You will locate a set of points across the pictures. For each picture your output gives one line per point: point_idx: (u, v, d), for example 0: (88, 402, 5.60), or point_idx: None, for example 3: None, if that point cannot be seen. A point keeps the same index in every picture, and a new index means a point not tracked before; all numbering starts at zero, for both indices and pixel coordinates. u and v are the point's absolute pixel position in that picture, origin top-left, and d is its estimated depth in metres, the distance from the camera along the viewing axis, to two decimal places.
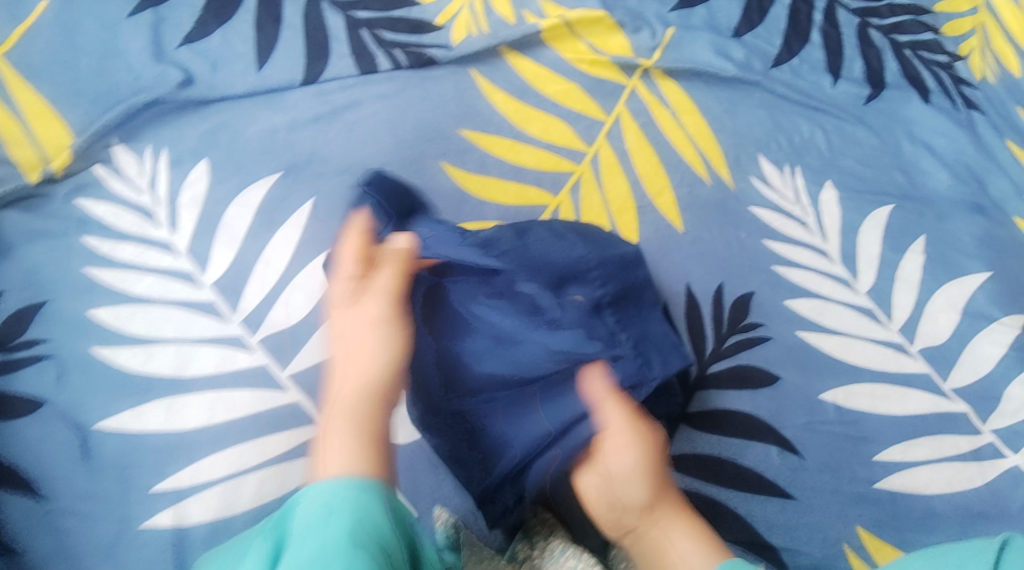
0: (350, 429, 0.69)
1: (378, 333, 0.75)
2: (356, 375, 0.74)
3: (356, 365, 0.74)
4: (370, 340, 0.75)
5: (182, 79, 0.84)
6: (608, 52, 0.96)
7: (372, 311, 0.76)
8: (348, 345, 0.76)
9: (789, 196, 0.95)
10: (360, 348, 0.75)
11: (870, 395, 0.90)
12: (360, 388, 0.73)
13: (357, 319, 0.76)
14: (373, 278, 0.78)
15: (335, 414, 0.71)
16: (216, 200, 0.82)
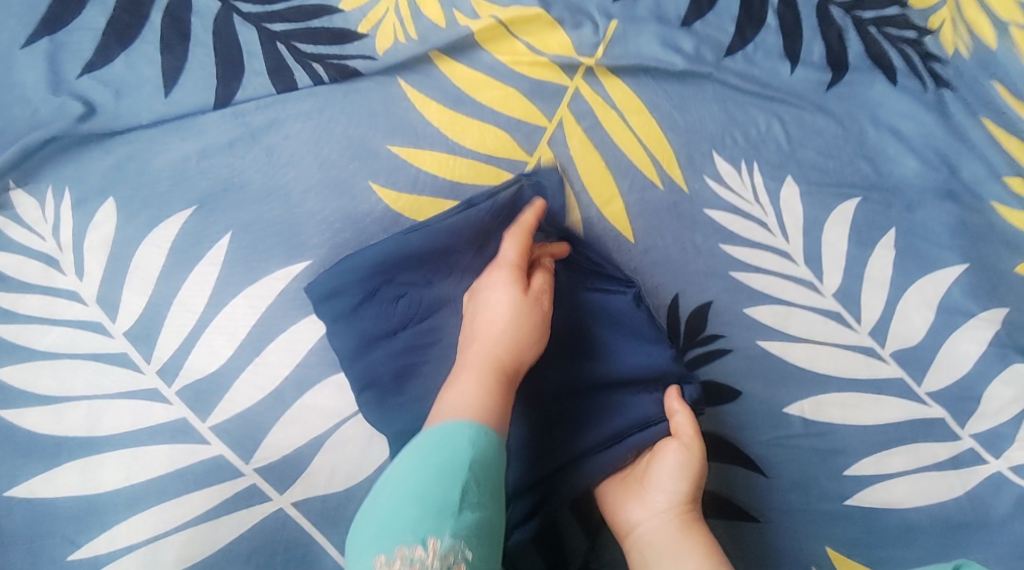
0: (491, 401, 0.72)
1: (521, 319, 0.75)
2: (482, 360, 0.74)
3: (494, 354, 0.74)
4: (507, 321, 0.75)
5: (83, 112, 0.78)
6: (547, 51, 0.88)
7: (498, 288, 0.76)
8: (472, 320, 0.76)
9: (747, 195, 0.89)
10: (491, 329, 0.75)
11: (840, 405, 0.84)
12: (479, 369, 0.73)
13: (502, 296, 0.75)
14: (504, 247, 0.77)
15: (478, 379, 0.73)
16: (125, 240, 0.77)
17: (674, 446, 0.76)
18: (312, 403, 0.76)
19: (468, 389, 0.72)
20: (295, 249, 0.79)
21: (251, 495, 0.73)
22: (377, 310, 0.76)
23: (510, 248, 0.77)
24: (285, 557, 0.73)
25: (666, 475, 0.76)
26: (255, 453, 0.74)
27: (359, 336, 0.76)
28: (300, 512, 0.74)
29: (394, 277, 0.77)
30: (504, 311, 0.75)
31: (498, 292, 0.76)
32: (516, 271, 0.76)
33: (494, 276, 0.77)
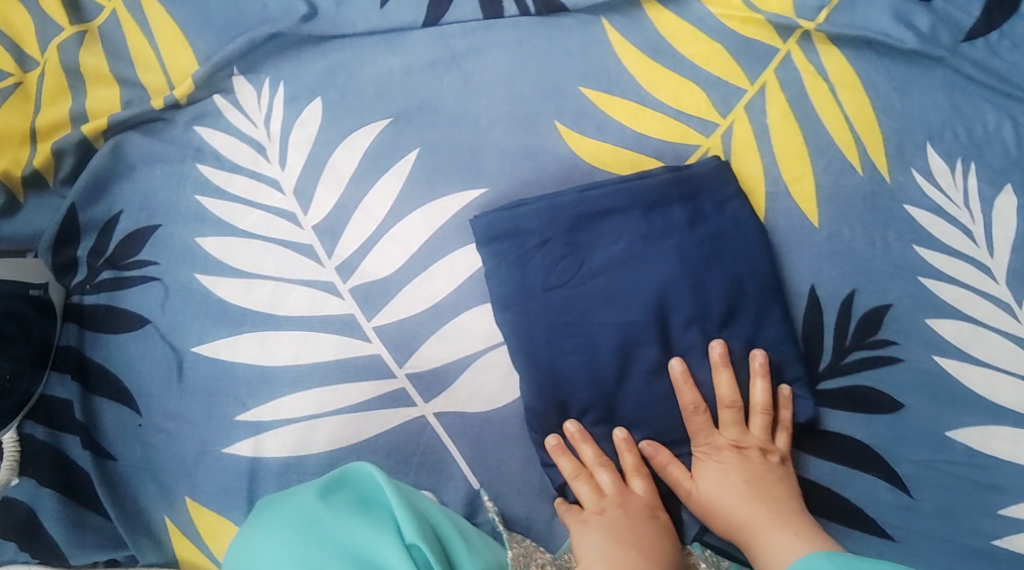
0: None
1: (648, 537, 0.72)
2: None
3: (649, 565, 0.70)
4: (659, 547, 0.72)
5: (306, 13, 0.82)
6: (764, 8, 0.85)
7: (643, 533, 0.72)
8: (593, 545, 0.72)
9: (957, 198, 0.82)
10: (616, 565, 0.70)
11: (1011, 440, 0.78)
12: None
13: (648, 537, 0.72)
14: (603, 470, 0.75)
15: None
16: (324, 140, 0.81)
17: (783, 489, 0.74)
18: (465, 324, 0.78)
19: None
20: (473, 176, 0.81)
21: (399, 398, 0.77)
22: (545, 261, 0.76)
23: (605, 478, 0.75)
24: (421, 460, 0.77)
25: (727, 476, 0.74)
26: (409, 359, 0.78)
27: (516, 294, 0.76)
28: (441, 423, 0.77)
29: (545, 225, 0.76)
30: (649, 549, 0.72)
31: (613, 533, 0.72)
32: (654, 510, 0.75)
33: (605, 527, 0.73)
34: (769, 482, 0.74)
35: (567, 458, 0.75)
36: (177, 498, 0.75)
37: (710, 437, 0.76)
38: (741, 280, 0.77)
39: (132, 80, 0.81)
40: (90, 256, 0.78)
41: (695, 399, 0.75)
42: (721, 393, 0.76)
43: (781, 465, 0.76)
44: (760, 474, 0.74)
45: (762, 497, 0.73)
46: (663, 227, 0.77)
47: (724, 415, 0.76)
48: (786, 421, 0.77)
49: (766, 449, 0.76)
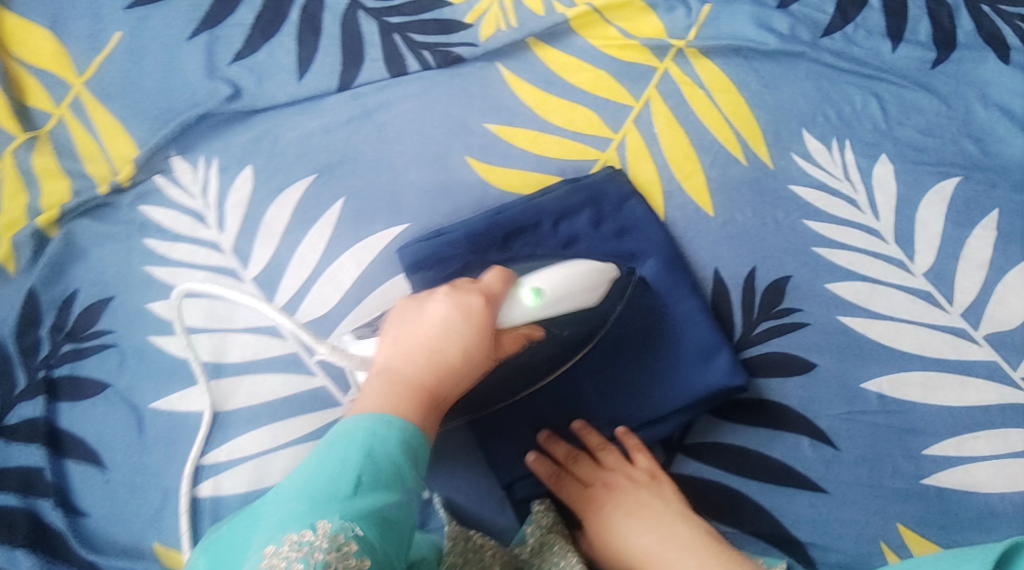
0: (401, 392, 0.74)
1: (465, 345, 0.76)
2: (430, 340, 0.75)
3: (424, 368, 0.75)
4: (475, 342, 0.76)
5: (230, 93, 0.92)
6: (637, 35, 0.94)
7: (462, 333, 0.76)
8: (410, 325, 0.77)
9: (837, 172, 0.90)
10: (413, 349, 0.76)
11: (922, 383, 0.84)
12: (425, 356, 0.75)
13: (452, 301, 0.77)
14: (461, 290, 0.78)
15: (392, 378, 0.74)
16: (257, 200, 0.89)
17: (662, 507, 0.80)
18: None
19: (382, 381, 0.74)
20: (395, 215, 0.89)
21: None
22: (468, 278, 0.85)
23: (490, 279, 0.78)
24: None
25: (616, 517, 0.81)
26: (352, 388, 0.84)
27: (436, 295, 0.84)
28: None
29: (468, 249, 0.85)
30: (463, 328, 0.76)
31: (432, 309, 0.77)
32: (489, 298, 0.77)
33: (439, 306, 0.77)
34: (648, 505, 0.80)
35: (493, 276, 0.79)
36: (146, 544, 0.80)
37: (583, 490, 0.82)
38: (647, 268, 0.86)
39: (79, 172, 0.90)
40: (52, 333, 0.85)
41: (568, 450, 0.83)
42: (592, 443, 0.83)
43: (652, 482, 0.81)
44: (642, 503, 0.80)
45: (664, 522, 0.79)
46: (568, 231, 0.87)
47: (578, 470, 0.83)
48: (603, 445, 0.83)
49: (627, 474, 0.82)
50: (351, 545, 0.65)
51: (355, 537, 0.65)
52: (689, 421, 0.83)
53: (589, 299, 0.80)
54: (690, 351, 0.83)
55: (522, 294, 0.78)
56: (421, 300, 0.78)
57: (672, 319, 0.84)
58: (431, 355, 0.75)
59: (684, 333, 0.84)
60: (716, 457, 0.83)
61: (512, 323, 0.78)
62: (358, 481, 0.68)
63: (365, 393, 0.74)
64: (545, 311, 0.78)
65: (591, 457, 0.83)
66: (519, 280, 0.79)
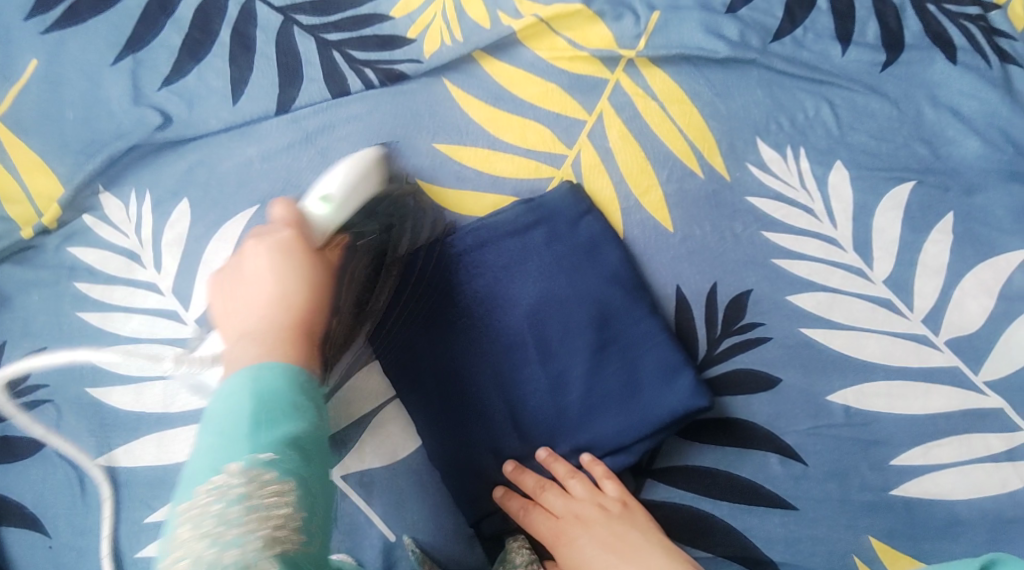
0: (262, 331, 0.66)
1: (308, 268, 0.70)
2: (273, 288, 0.68)
3: (275, 309, 0.68)
4: (315, 265, 0.71)
5: (159, 122, 0.86)
6: (588, 45, 0.91)
7: (296, 263, 0.70)
8: (240, 287, 0.70)
9: (793, 181, 0.89)
10: (261, 299, 0.68)
11: (885, 394, 0.83)
12: (272, 305, 0.68)
13: (263, 244, 0.71)
14: (266, 231, 0.72)
15: (243, 331, 0.67)
16: (194, 237, 0.85)
17: (636, 538, 0.77)
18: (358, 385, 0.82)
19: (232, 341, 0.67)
20: None
21: None
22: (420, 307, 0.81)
23: (280, 211, 0.74)
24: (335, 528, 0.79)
25: (589, 549, 0.78)
26: None
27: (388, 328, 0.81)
28: (351, 484, 0.80)
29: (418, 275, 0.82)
30: (289, 258, 0.70)
31: (249, 259, 0.71)
32: (297, 228, 0.73)
33: (254, 252, 0.71)
34: (622, 537, 0.78)
35: (281, 209, 0.74)
36: None
37: (554, 523, 0.79)
38: (606, 290, 0.83)
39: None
40: None
41: (537, 480, 0.79)
42: (560, 473, 0.79)
43: (623, 511, 0.79)
44: (615, 535, 0.78)
45: (639, 554, 0.77)
46: (523, 251, 0.83)
47: (547, 501, 0.79)
48: (571, 475, 0.79)
49: (597, 503, 0.79)
50: (269, 473, 0.60)
51: (271, 467, 0.60)
52: (657, 447, 0.82)
53: (367, 186, 0.79)
54: (649, 372, 0.81)
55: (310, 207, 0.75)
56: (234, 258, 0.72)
57: (629, 340, 0.82)
58: (281, 299, 0.68)
59: (642, 354, 0.82)
60: (685, 480, 0.82)
61: (326, 234, 0.75)
62: (256, 420, 0.61)
63: (232, 360, 0.65)
64: (341, 214, 0.76)
65: (559, 486, 0.80)
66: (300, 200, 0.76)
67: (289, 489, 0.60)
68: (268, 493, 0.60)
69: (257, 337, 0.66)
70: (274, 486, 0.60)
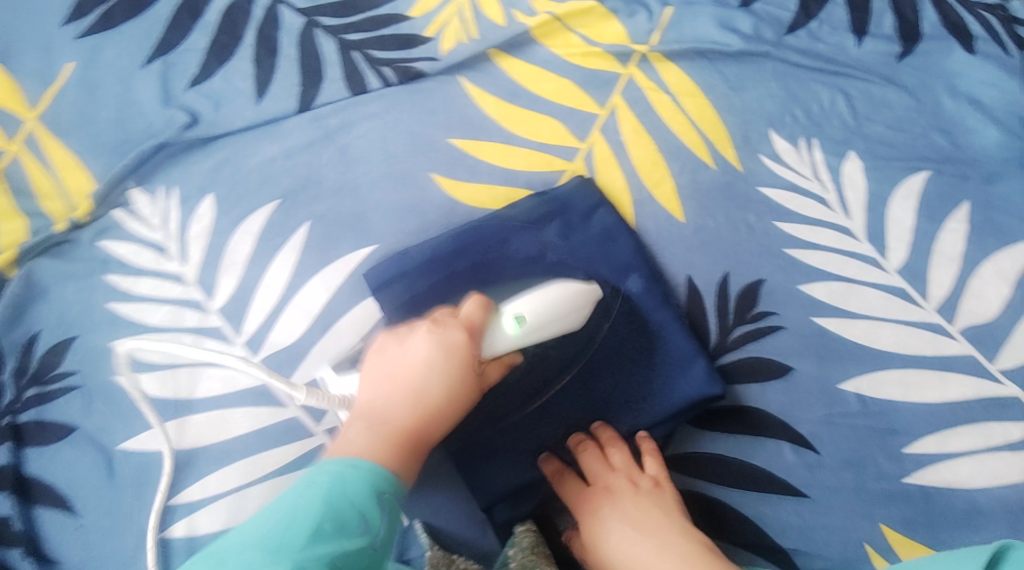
0: (392, 429, 0.74)
1: (455, 377, 0.76)
2: (414, 383, 0.75)
3: (400, 399, 0.75)
4: (459, 375, 0.76)
5: (187, 121, 0.90)
6: (600, 41, 0.93)
7: (442, 364, 0.76)
8: (390, 365, 0.76)
9: (807, 172, 0.89)
10: (397, 386, 0.75)
11: (900, 383, 0.83)
12: (408, 399, 0.75)
13: (428, 337, 0.77)
14: (444, 325, 0.77)
15: (368, 421, 0.74)
16: (219, 231, 0.88)
17: (662, 515, 0.79)
18: None
19: (367, 415, 0.74)
20: (362, 236, 0.88)
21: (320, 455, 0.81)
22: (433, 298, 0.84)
23: (471, 309, 0.77)
24: None
25: (612, 520, 0.80)
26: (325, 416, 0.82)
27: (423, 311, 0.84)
28: None
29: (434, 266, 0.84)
30: (438, 357, 0.76)
31: (413, 345, 0.77)
32: (474, 333, 0.77)
33: (416, 339, 0.77)
34: (650, 513, 0.79)
35: (469, 305, 0.78)
36: None
37: (586, 489, 0.81)
38: (620, 282, 0.84)
39: (36, 211, 0.88)
40: (16, 377, 0.83)
41: (582, 439, 0.82)
42: (603, 438, 0.82)
43: (655, 488, 0.80)
44: (642, 511, 0.79)
45: (665, 530, 0.78)
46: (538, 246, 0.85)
47: (585, 463, 0.82)
48: (614, 441, 0.82)
49: (631, 478, 0.81)
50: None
51: None
52: (669, 433, 0.82)
53: (576, 318, 0.79)
54: (663, 359, 0.82)
55: (504, 322, 0.77)
56: (405, 335, 0.78)
57: (642, 329, 0.83)
58: (411, 391, 0.75)
59: (657, 344, 0.83)
60: (696, 469, 0.82)
61: (496, 350, 0.78)
62: (318, 530, 0.67)
63: (341, 438, 0.73)
64: (527, 337, 0.78)
65: (599, 452, 0.82)
66: (500, 307, 0.78)
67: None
68: None
69: (379, 432, 0.73)
70: None
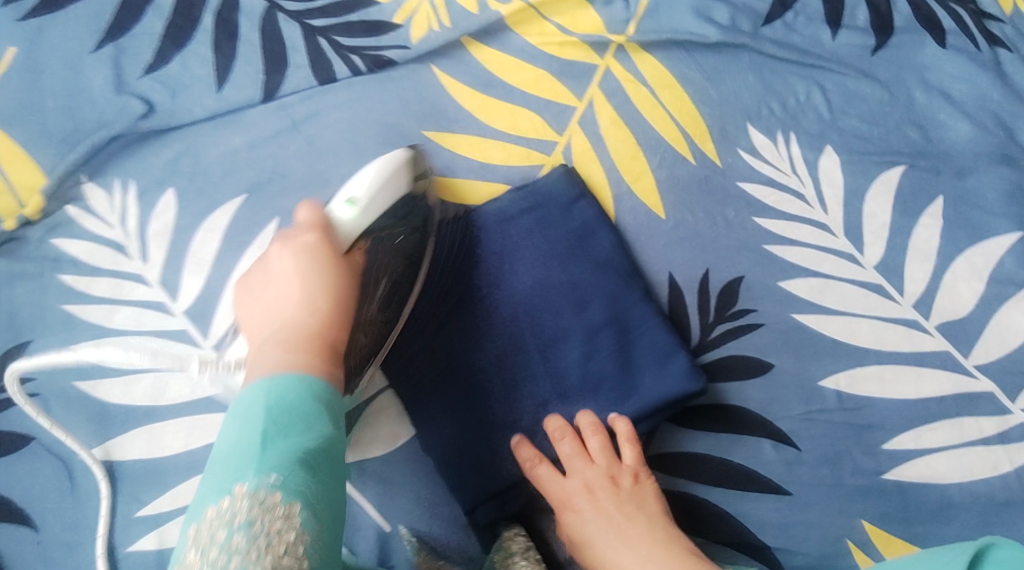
0: (292, 338, 0.71)
1: (335, 278, 0.75)
2: (295, 294, 0.74)
3: (296, 314, 0.73)
4: (336, 275, 0.75)
5: (143, 110, 0.85)
6: (576, 30, 0.91)
7: (316, 269, 0.75)
8: (265, 294, 0.75)
9: (785, 167, 0.88)
10: (287, 301, 0.73)
11: (877, 378, 0.83)
12: (293, 306, 0.73)
13: (288, 248, 0.75)
14: (298, 234, 0.76)
15: (265, 341, 0.71)
16: (181, 227, 0.84)
17: (644, 511, 0.77)
18: None
19: (265, 337, 0.72)
20: None
21: None
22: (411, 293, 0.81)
23: (309, 214, 0.77)
24: None
25: (593, 520, 0.77)
26: None
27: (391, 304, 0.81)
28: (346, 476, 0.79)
29: None
30: (305, 259, 0.75)
31: (277, 261, 0.75)
32: (322, 231, 0.76)
33: (275, 258, 0.76)
34: (632, 511, 0.77)
35: (309, 211, 0.78)
36: None
37: (567, 484, 0.78)
38: (602, 276, 0.83)
39: None
40: None
41: (561, 427, 0.79)
42: (585, 426, 0.79)
43: (635, 485, 0.78)
44: (625, 508, 0.77)
45: (648, 529, 0.76)
46: (518, 236, 0.83)
47: (564, 454, 0.78)
48: (592, 432, 0.79)
49: (611, 473, 0.78)
50: (275, 496, 0.61)
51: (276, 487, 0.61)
52: (651, 431, 0.81)
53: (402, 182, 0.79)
54: (644, 352, 0.81)
55: (338, 210, 0.78)
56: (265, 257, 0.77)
57: (620, 320, 0.82)
58: (301, 303, 0.73)
59: (637, 336, 0.81)
60: (678, 467, 0.82)
61: (349, 236, 0.77)
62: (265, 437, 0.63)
63: (258, 361, 0.70)
64: (368, 217, 0.78)
65: (579, 443, 0.79)
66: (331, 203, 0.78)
67: (297, 509, 0.61)
68: (276, 519, 0.60)
69: (279, 341, 0.71)
70: (279, 509, 0.61)
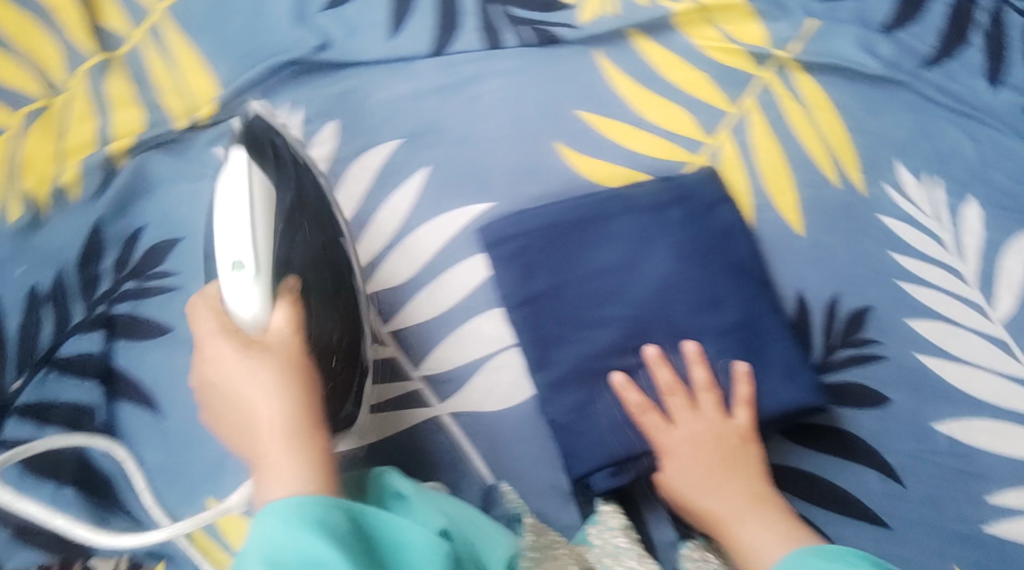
0: (280, 434, 0.67)
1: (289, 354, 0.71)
2: (253, 394, 0.69)
3: (269, 413, 0.68)
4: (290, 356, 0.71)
5: (318, 44, 0.89)
6: (742, 41, 0.93)
7: (263, 360, 0.70)
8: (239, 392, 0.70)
9: (927, 209, 0.89)
10: (257, 395, 0.69)
11: (989, 431, 0.83)
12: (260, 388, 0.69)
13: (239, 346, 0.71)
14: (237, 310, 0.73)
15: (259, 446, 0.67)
16: (340, 159, 0.87)
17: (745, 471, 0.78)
18: (475, 329, 0.84)
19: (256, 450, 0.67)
20: (480, 191, 0.87)
21: (416, 399, 0.82)
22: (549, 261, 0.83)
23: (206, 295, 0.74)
24: (438, 463, 0.81)
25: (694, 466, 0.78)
26: (425, 361, 0.83)
27: (523, 256, 0.83)
28: (458, 422, 0.82)
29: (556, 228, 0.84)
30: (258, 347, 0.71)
31: (234, 368, 0.70)
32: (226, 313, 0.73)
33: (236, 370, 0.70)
34: (736, 464, 0.78)
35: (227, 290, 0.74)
36: (198, 498, 0.77)
37: (672, 431, 0.79)
38: (739, 280, 0.83)
39: (155, 104, 0.86)
40: (115, 268, 0.82)
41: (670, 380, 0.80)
42: (698, 381, 0.80)
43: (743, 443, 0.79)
44: (729, 461, 0.78)
45: (747, 486, 0.77)
46: (661, 225, 0.84)
47: (672, 405, 0.79)
48: (703, 386, 0.80)
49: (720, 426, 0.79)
50: None
51: None
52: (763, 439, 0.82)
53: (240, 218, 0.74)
54: (773, 360, 0.81)
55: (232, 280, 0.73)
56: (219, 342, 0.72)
57: (750, 325, 0.82)
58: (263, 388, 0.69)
59: (767, 343, 0.82)
60: (783, 480, 0.82)
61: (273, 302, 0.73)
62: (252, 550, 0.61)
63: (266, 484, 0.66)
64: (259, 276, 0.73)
65: (689, 396, 0.80)
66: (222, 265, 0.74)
67: None
68: None
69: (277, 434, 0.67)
70: None
